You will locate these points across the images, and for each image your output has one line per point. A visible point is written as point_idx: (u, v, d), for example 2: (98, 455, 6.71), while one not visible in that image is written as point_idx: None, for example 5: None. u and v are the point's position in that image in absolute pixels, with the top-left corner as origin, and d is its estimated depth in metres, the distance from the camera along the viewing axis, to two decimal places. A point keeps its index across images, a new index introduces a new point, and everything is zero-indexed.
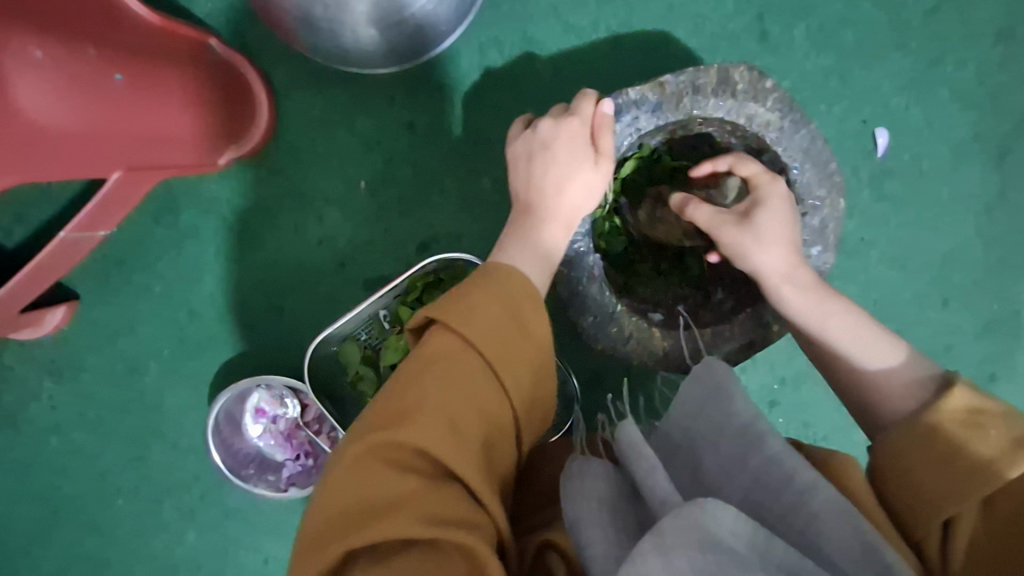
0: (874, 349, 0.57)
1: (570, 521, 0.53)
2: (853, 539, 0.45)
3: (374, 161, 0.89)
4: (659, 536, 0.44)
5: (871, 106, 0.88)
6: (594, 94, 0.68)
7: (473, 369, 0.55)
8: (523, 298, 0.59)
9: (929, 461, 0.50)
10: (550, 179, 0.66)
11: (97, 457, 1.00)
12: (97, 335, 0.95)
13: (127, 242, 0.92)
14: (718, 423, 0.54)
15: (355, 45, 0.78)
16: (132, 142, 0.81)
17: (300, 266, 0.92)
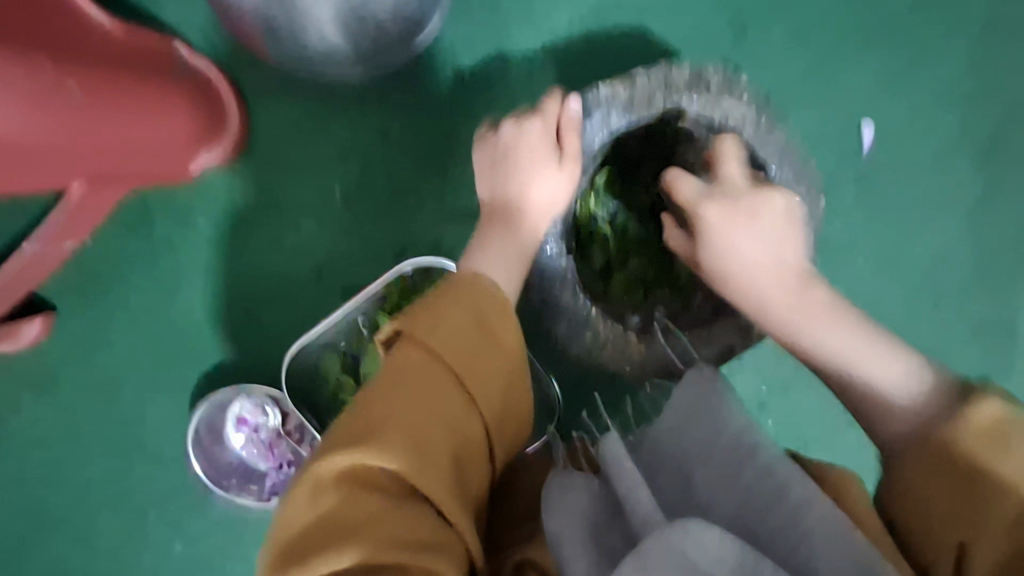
0: (884, 364, 0.54)
1: (552, 536, 0.51)
2: (847, 561, 0.43)
3: (349, 167, 0.87)
4: (641, 557, 0.41)
5: (855, 100, 0.85)
6: (561, 92, 0.67)
7: (439, 380, 0.53)
8: (491, 307, 0.57)
9: (946, 485, 0.46)
10: (517, 180, 0.65)
11: (78, 471, 0.99)
12: (76, 349, 0.95)
13: (101, 253, 0.91)
14: (706, 432, 0.52)
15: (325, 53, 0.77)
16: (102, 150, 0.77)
17: (277, 275, 0.90)
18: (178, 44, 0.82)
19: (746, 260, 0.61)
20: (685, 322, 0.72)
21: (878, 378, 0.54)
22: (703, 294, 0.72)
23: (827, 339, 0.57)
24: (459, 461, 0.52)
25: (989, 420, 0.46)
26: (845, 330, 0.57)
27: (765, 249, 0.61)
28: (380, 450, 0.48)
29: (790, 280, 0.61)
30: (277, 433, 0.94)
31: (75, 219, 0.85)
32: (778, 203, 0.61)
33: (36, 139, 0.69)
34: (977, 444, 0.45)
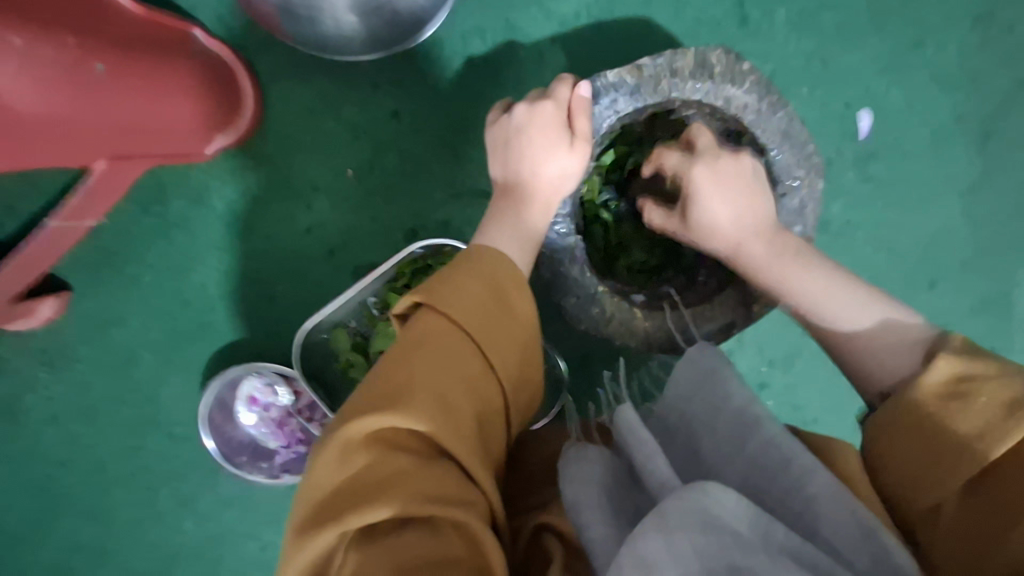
0: (847, 310, 0.59)
1: (569, 502, 0.54)
2: (852, 525, 0.45)
3: (361, 149, 0.89)
4: (662, 517, 0.44)
5: (852, 89, 0.89)
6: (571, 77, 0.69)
7: (460, 349, 0.55)
8: (507, 281, 0.60)
9: (921, 450, 0.49)
10: (528, 162, 0.67)
11: (92, 448, 1.01)
12: (90, 327, 0.96)
13: (116, 233, 0.93)
14: (715, 406, 0.55)
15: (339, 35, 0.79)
16: (122, 129, 0.80)
17: (291, 255, 0.93)
18: (195, 27, 0.83)
19: (710, 222, 0.65)
20: (689, 300, 0.75)
21: (834, 320, 0.59)
22: (705, 274, 0.76)
23: (800, 286, 0.61)
24: (480, 425, 0.54)
25: (943, 379, 0.50)
26: (809, 272, 0.62)
27: (738, 214, 0.64)
28: (407, 414, 0.51)
29: (737, 226, 0.64)
30: (288, 410, 0.97)
31: (97, 197, 0.86)
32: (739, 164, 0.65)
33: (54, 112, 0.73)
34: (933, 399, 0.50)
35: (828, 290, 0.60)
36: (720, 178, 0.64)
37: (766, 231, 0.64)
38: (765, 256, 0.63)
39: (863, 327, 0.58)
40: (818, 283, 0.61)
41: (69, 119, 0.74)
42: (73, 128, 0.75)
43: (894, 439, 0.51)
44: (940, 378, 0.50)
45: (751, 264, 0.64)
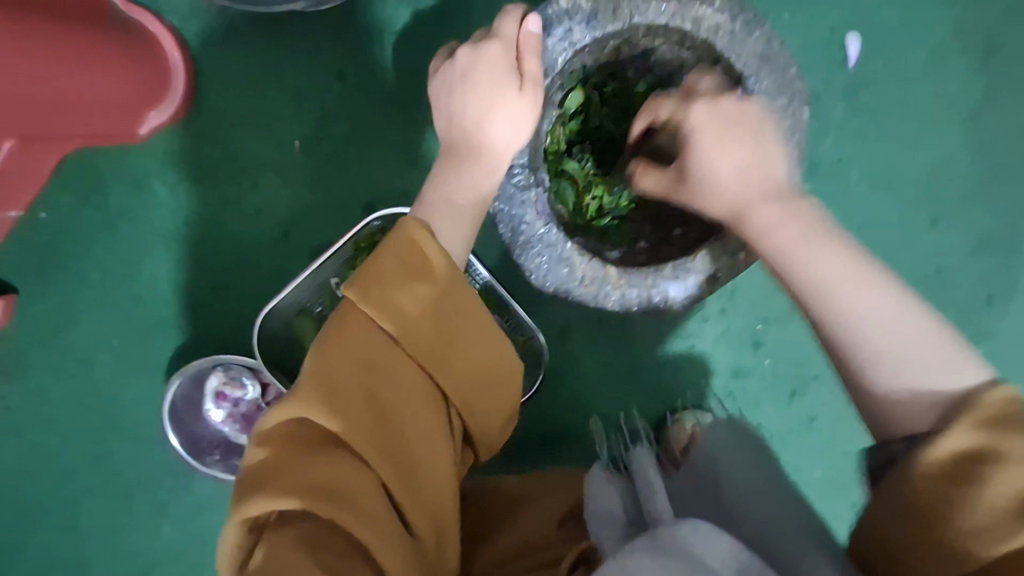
0: (911, 367, 0.50)
1: (589, 511, 0.54)
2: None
3: (307, 119, 0.83)
4: (653, 539, 0.44)
5: (838, 11, 0.81)
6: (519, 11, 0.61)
7: (364, 343, 0.51)
8: (425, 264, 0.53)
9: (915, 541, 0.44)
10: (468, 118, 0.62)
11: (58, 456, 0.96)
12: (43, 330, 0.91)
13: (57, 228, 0.87)
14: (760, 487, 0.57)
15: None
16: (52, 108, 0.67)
17: (243, 240, 0.87)
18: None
19: (717, 176, 0.57)
20: (668, 253, 0.69)
21: (893, 376, 0.51)
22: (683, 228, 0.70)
23: (864, 304, 0.52)
24: (388, 421, 0.50)
25: (951, 455, 0.45)
26: (832, 245, 0.55)
27: (739, 159, 0.57)
28: (302, 404, 0.50)
29: (753, 188, 0.57)
30: (257, 405, 0.91)
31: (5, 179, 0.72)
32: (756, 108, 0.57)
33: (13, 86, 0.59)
34: (942, 478, 0.44)
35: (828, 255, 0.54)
36: (717, 124, 0.57)
37: (784, 191, 0.57)
38: (767, 222, 0.56)
39: (892, 355, 0.51)
40: (875, 298, 0.52)
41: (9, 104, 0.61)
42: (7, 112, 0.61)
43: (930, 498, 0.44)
44: (953, 450, 0.45)
45: (765, 233, 0.56)
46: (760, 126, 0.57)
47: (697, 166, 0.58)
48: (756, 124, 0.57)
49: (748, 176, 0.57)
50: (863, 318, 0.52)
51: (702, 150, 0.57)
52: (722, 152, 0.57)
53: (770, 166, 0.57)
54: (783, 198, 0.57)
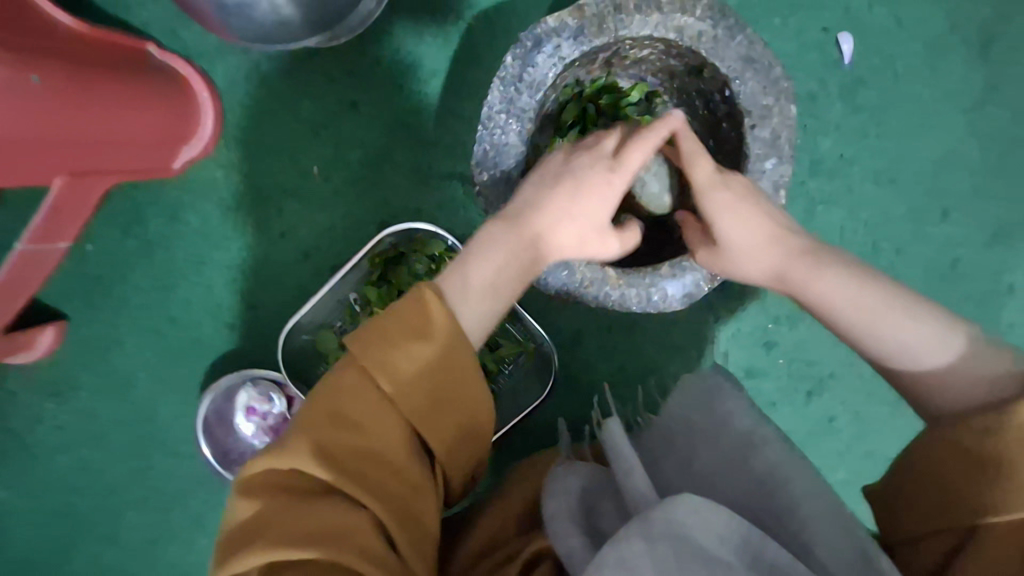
0: (924, 338, 0.54)
1: (546, 517, 0.55)
2: (847, 543, 0.45)
3: (324, 145, 0.88)
4: (645, 523, 0.45)
5: (829, 12, 0.82)
6: (531, 30, 0.62)
7: (360, 403, 0.52)
8: (427, 329, 0.53)
9: (960, 486, 0.48)
10: (542, 210, 0.62)
11: (103, 472, 1.02)
12: (89, 353, 0.98)
13: (100, 258, 0.94)
14: (720, 425, 0.55)
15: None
16: (92, 149, 0.73)
17: (268, 262, 0.92)
18: (149, 42, 0.82)
19: (739, 251, 0.61)
20: (668, 254, 0.71)
21: (921, 362, 0.54)
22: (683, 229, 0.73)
23: (868, 312, 0.56)
24: (381, 478, 0.51)
25: (1016, 422, 0.47)
26: (853, 283, 0.57)
27: (762, 230, 0.60)
28: (296, 457, 0.51)
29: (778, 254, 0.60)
30: (285, 417, 0.94)
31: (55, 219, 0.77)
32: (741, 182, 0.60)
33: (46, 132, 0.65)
34: (1001, 441, 0.47)
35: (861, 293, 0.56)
36: (738, 202, 0.60)
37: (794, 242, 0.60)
38: (801, 272, 0.59)
39: (919, 347, 0.54)
40: (899, 317, 0.55)
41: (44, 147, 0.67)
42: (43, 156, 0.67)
43: (942, 476, 0.49)
44: (1019, 422, 0.46)
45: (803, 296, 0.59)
46: (755, 196, 0.60)
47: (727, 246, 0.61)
48: (749, 195, 0.60)
49: (769, 242, 0.60)
50: (911, 348, 0.54)
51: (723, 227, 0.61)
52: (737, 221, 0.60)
53: (780, 230, 0.60)
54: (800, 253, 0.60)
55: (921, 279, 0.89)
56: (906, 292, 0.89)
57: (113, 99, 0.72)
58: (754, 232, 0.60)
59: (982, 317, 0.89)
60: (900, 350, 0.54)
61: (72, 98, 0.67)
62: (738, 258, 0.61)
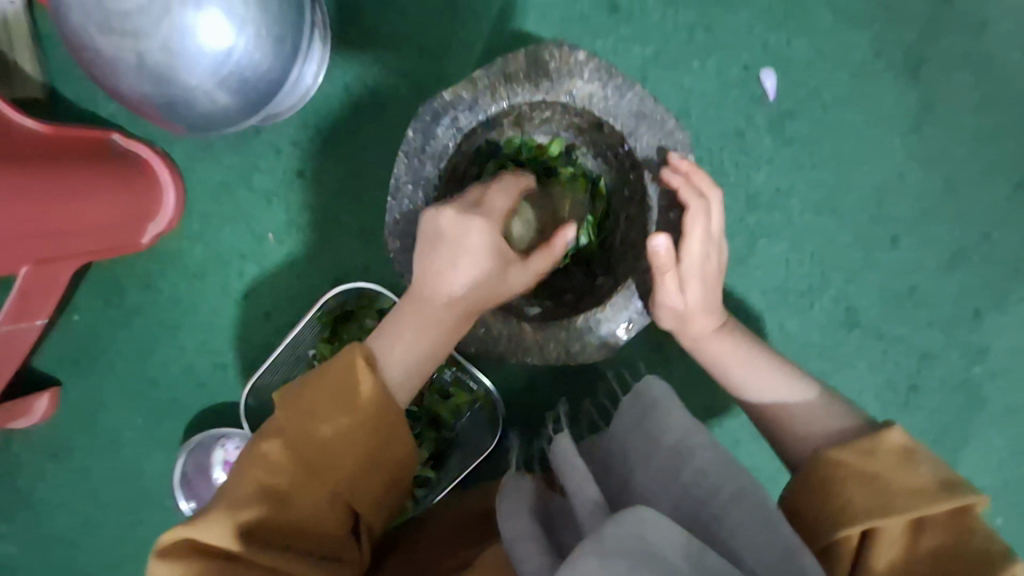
0: (776, 384, 0.63)
1: (507, 540, 0.47)
2: (773, 547, 0.41)
3: (278, 211, 0.94)
4: (599, 540, 0.38)
5: (748, 51, 0.83)
6: (429, 106, 0.65)
7: (293, 461, 0.48)
8: (364, 383, 0.50)
9: (866, 499, 0.48)
10: (439, 274, 0.58)
11: (87, 536, 1.05)
12: (73, 419, 1.03)
13: (83, 328, 1.01)
14: (652, 440, 0.52)
15: (193, 79, 0.71)
16: (57, 236, 0.80)
17: (233, 323, 0.98)
18: (112, 132, 0.90)
19: (680, 306, 0.66)
20: (587, 303, 0.73)
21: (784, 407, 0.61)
22: (603, 277, 0.75)
23: (747, 363, 0.65)
24: (307, 536, 0.48)
25: (893, 447, 0.51)
26: (747, 347, 0.66)
27: (706, 298, 0.66)
28: (216, 523, 0.45)
29: (709, 321, 0.68)
30: None
31: (27, 299, 0.83)
32: (696, 237, 0.64)
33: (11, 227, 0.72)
34: (894, 459, 0.50)
35: (738, 350, 0.66)
36: (689, 266, 0.65)
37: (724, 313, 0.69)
38: (710, 331, 0.68)
39: (776, 393, 0.62)
40: (772, 371, 0.64)
41: (11, 238, 0.74)
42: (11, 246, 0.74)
43: (842, 485, 0.50)
44: (896, 441, 0.51)
45: (713, 351, 0.67)
46: (706, 259, 0.65)
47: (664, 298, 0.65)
48: (702, 252, 0.65)
49: (706, 301, 0.67)
50: (772, 390, 0.63)
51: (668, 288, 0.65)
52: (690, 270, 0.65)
53: (714, 297, 0.67)
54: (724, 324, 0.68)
55: (877, 308, 0.85)
56: (863, 320, 0.85)
57: (73, 190, 0.79)
58: (704, 274, 0.66)
59: (948, 344, 0.85)
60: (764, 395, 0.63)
61: (36, 194, 0.74)
62: (676, 311, 0.66)
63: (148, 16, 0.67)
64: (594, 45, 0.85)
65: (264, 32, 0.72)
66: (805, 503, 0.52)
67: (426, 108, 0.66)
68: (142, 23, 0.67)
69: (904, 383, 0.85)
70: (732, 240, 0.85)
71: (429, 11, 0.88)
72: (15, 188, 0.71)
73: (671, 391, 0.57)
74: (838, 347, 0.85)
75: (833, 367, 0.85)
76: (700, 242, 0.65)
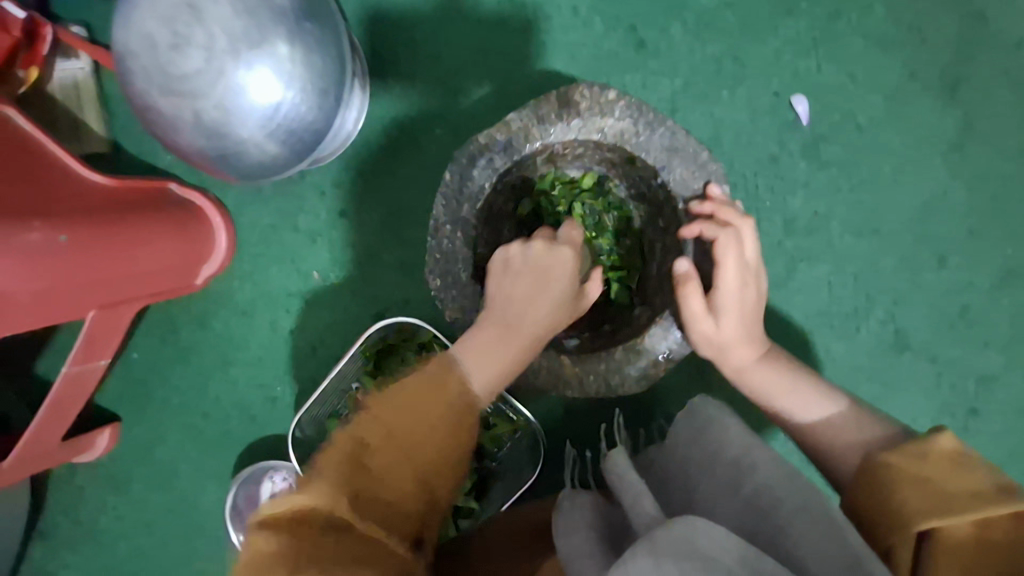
0: (811, 404, 0.62)
1: (566, 555, 0.50)
2: (837, 555, 0.41)
3: (321, 250, 0.98)
4: (652, 542, 0.40)
5: (778, 78, 0.83)
6: (466, 149, 0.68)
7: (390, 447, 0.48)
8: (450, 391, 0.53)
9: (918, 499, 0.47)
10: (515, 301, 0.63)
11: (146, 567, 1.09)
12: (132, 454, 1.08)
13: (142, 366, 1.06)
14: (713, 460, 0.55)
15: (245, 133, 0.76)
16: (120, 282, 0.85)
17: (281, 358, 1.01)
18: (170, 182, 0.96)
19: (716, 333, 0.66)
20: (625, 334, 0.73)
21: (819, 424, 0.61)
22: (640, 307, 0.75)
23: (779, 387, 0.65)
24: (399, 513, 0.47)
25: (944, 449, 0.50)
26: (784, 373, 0.66)
27: (746, 328, 0.66)
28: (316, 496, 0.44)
29: (750, 351, 0.67)
30: None
31: (94, 342, 0.88)
32: (733, 269, 0.65)
33: (80, 277, 0.78)
34: (942, 459, 0.49)
35: (773, 379, 0.66)
36: (723, 296, 0.65)
37: (763, 341, 0.69)
38: (749, 359, 0.67)
39: (811, 413, 0.62)
40: (809, 396, 0.63)
41: (80, 287, 0.79)
42: (81, 295, 0.80)
43: (893, 489, 0.49)
44: (945, 444, 0.50)
45: (750, 376, 0.67)
46: (744, 289, 0.66)
47: (697, 323, 0.65)
48: (739, 283, 0.65)
49: (744, 330, 0.66)
50: (808, 408, 0.62)
51: (699, 317, 0.65)
52: (727, 296, 0.65)
53: (753, 326, 0.67)
54: (764, 356, 0.68)
55: (928, 329, 0.82)
56: (914, 343, 0.82)
57: (135, 238, 0.84)
58: (742, 302, 0.66)
59: (1007, 365, 0.81)
60: (797, 413, 0.63)
61: (102, 246, 0.80)
62: (714, 338, 0.66)
63: (203, 79, 0.72)
64: (623, 79, 0.87)
65: (309, 85, 0.76)
66: (869, 514, 0.50)
67: (462, 151, 0.68)
68: (198, 85, 0.73)
69: (962, 407, 0.82)
70: (772, 264, 0.84)
71: (461, 56, 0.92)
72: (84, 243, 0.77)
73: (731, 413, 0.59)
74: (888, 371, 0.83)
75: (885, 391, 0.83)
76: (736, 270, 0.65)
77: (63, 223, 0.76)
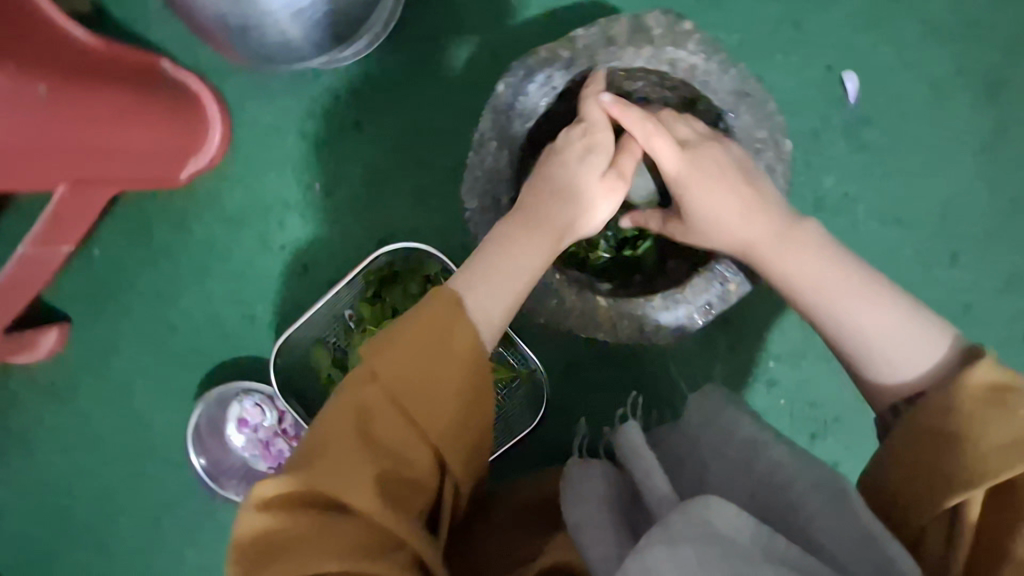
0: (871, 321, 0.53)
1: (574, 524, 0.49)
2: (858, 532, 0.41)
3: (327, 163, 0.90)
4: (666, 529, 0.39)
5: (832, 51, 0.82)
6: (524, 63, 0.63)
7: (384, 415, 0.48)
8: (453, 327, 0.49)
9: (956, 459, 0.44)
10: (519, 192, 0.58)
11: (89, 484, 0.99)
12: (83, 359, 0.97)
13: (106, 263, 0.95)
14: (714, 432, 0.51)
15: (271, 5, 0.67)
16: (94, 158, 0.74)
17: (267, 275, 0.93)
18: (161, 58, 0.86)
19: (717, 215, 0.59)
20: (660, 284, 0.71)
21: (876, 339, 0.52)
22: (676, 260, 0.72)
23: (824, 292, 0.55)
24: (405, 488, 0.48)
25: (982, 384, 0.46)
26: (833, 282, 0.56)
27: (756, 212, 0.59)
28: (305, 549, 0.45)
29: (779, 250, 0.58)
30: (275, 430, 0.93)
31: (57, 222, 0.80)
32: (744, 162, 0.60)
33: (53, 142, 0.67)
34: (978, 402, 0.45)
35: (826, 274, 0.54)
36: (726, 180, 0.59)
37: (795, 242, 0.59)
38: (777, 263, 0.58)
39: (872, 329, 0.52)
40: (866, 303, 0.53)
41: (51, 152, 0.68)
42: (50, 163, 0.69)
43: (928, 452, 0.46)
44: (983, 381, 0.46)
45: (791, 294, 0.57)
46: (750, 175, 0.60)
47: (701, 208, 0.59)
48: (744, 169, 0.60)
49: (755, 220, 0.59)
50: (869, 327, 0.52)
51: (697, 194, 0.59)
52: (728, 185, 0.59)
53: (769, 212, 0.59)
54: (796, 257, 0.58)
55: None
56: None
57: (121, 111, 0.74)
58: (750, 192, 0.59)
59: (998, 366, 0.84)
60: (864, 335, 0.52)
61: (85, 111, 0.69)
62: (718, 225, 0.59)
63: None
64: None
65: None
66: (896, 478, 0.48)
67: (520, 62, 0.63)
68: None
69: None
70: None
71: None
72: (65, 102, 0.66)
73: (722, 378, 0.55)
74: None
75: None
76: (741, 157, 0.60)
77: (45, 75, 0.64)
